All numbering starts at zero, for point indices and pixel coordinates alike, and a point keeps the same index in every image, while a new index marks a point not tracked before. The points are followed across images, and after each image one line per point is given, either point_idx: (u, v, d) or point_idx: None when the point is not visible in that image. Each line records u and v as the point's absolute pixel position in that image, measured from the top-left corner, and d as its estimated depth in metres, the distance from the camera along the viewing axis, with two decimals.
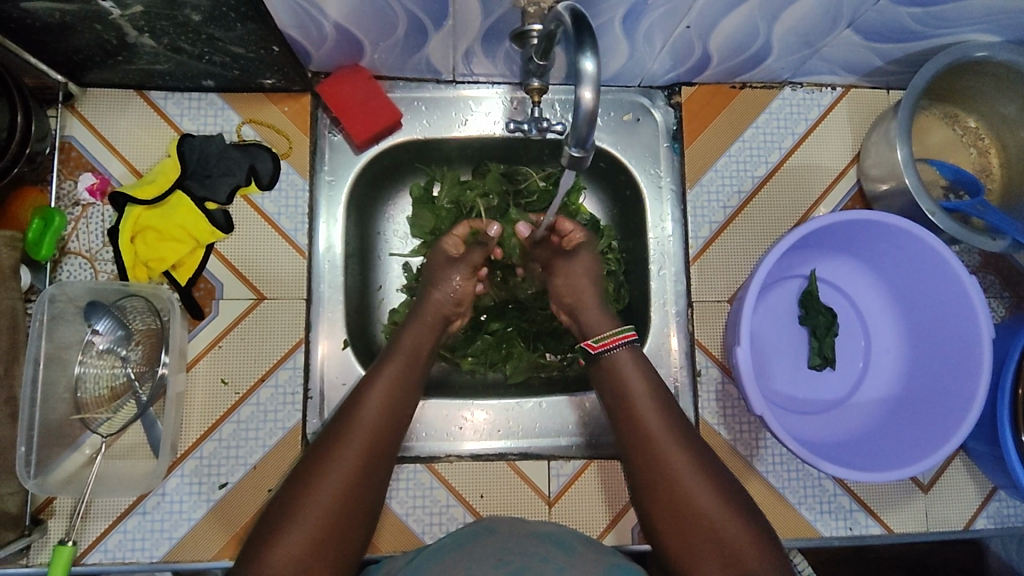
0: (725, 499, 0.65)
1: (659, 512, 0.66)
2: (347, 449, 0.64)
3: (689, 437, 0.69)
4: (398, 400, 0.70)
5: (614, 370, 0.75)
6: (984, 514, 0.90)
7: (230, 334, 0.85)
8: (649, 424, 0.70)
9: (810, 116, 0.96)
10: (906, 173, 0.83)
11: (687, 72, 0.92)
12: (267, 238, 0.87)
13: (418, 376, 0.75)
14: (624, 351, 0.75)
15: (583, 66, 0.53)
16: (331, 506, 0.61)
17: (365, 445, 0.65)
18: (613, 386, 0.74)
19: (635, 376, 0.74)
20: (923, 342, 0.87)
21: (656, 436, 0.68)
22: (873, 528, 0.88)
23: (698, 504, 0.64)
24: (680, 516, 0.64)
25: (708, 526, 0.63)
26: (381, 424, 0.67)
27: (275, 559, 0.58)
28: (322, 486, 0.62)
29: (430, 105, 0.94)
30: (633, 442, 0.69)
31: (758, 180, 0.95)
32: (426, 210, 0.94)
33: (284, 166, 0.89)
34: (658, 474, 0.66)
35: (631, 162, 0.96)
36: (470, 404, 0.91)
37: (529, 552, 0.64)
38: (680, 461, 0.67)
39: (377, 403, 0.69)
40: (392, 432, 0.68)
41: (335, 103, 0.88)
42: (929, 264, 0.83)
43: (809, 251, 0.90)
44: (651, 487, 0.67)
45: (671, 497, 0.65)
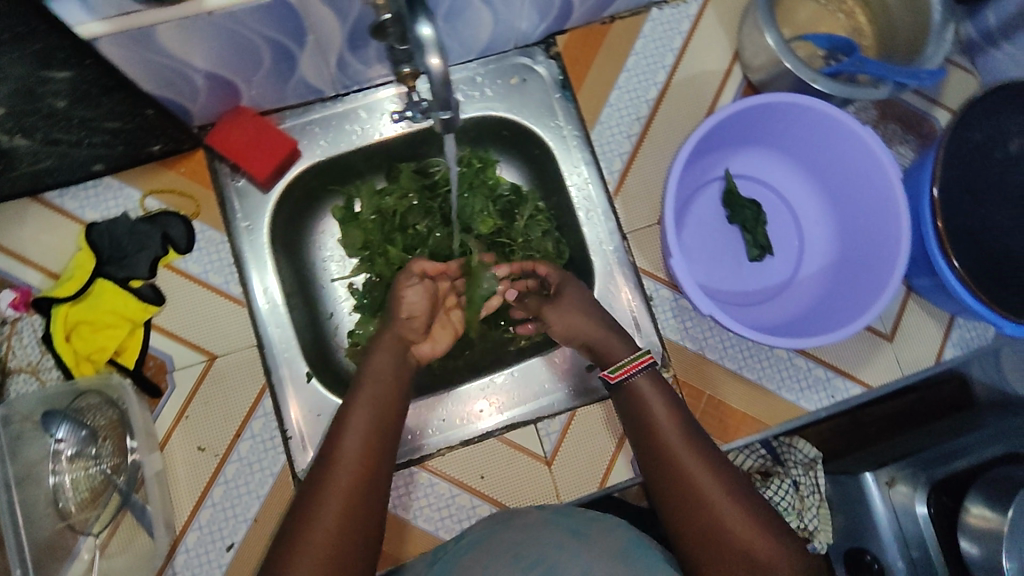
0: (753, 510, 0.65)
1: (688, 532, 0.65)
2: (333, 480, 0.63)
3: (712, 456, 0.69)
4: (383, 424, 0.69)
5: (635, 399, 0.74)
6: (950, 343, 0.94)
7: (193, 403, 0.84)
8: (675, 451, 0.69)
9: (683, 29, 0.99)
10: (784, 57, 0.86)
11: (555, 21, 0.94)
12: (200, 300, 0.87)
13: (399, 395, 0.74)
14: (646, 374, 0.75)
15: (423, 33, 0.55)
16: (325, 539, 0.59)
17: (354, 473, 0.64)
18: (635, 411, 0.74)
19: (655, 401, 0.74)
20: (845, 203, 0.90)
21: (682, 460, 0.68)
22: (854, 388, 0.91)
23: (729, 519, 0.64)
24: (709, 532, 0.64)
25: (738, 539, 0.63)
26: (371, 444, 0.67)
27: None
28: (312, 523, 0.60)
29: (323, 125, 0.95)
30: (655, 463, 0.70)
31: (653, 103, 0.97)
32: (353, 227, 1.00)
33: (197, 226, 0.89)
34: (685, 500, 0.66)
35: (531, 121, 0.97)
36: (471, 393, 0.90)
37: (542, 542, 0.66)
38: (707, 482, 0.66)
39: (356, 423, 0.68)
40: (383, 457, 0.67)
41: (229, 150, 0.89)
42: (829, 130, 0.85)
43: (719, 154, 0.93)
44: (676, 509, 0.66)
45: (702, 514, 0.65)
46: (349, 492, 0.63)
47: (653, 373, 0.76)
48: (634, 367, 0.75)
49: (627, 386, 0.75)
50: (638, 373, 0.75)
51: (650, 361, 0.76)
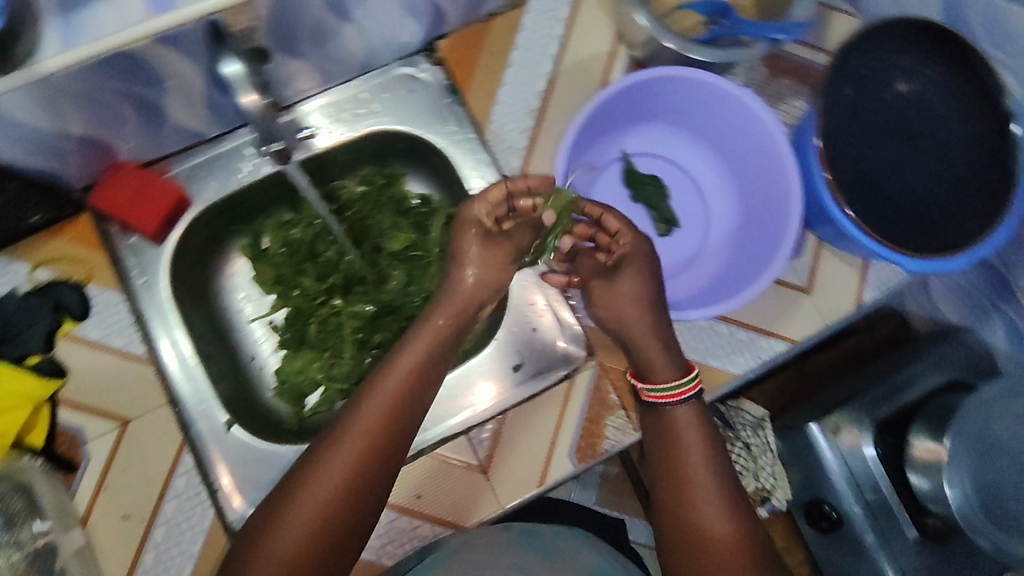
0: (723, 493, 0.80)
1: (673, 530, 0.80)
2: (346, 445, 0.75)
3: (711, 446, 0.83)
4: (403, 408, 0.78)
5: (671, 428, 0.83)
6: (868, 286, 0.93)
7: (111, 471, 0.81)
8: (688, 472, 0.81)
9: (563, 15, 0.97)
10: (664, 36, 0.87)
11: (429, 27, 0.92)
12: (104, 365, 0.84)
13: (420, 392, 0.80)
14: (692, 404, 0.84)
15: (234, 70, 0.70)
16: (328, 495, 0.73)
17: (365, 442, 0.75)
18: (669, 443, 0.83)
19: (690, 428, 0.83)
20: (740, 167, 0.91)
21: (694, 483, 0.81)
22: (779, 346, 0.90)
23: (696, 491, 0.80)
24: (675, 499, 0.81)
25: (697, 506, 0.79)
26: (384, 421, 0.76)
27: (281, 543, 0.71)
28: (321, 480, 0.73)
29: (212, 166, 0.92)
30: (662, 445, 0.83)
31: (543, 94, 0.96)
32: (262, 264, 0.99)
33: (92, 290, 0.86)
34: (683, 515, 0.80)
35: (423, 130, 0.96)
36: (474, 380, 0.90)
37: None
38: (707, 507, 0.79)
39: (378, 406, 0.77)
40: (393, 438, 0.76)
41: (113, 207, 0.86)
42: (712, 96, 0.86)
43: (613, 134, 0.93)
44: (664, 476, 0.82)
45: (676, 481, 0.81)
46: (355, 458, 0.74)
47: (697, 404, 0.85)
48: (670, 400, 0.83)
49: (666, 412, 0.84)
50: (682, 405, 0.83)
51: (694, 396, 0.84)
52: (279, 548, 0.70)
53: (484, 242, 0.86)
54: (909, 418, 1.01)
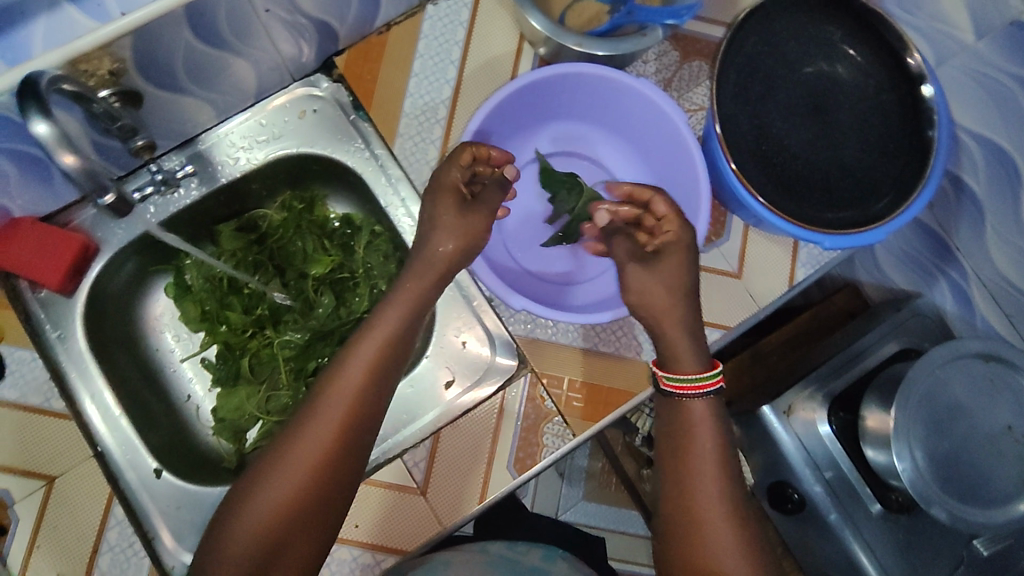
0: (739, 525, 0.70)
1: (672, 520, 0.72)
2: (322, 414, 0.72)
3: (728, 474, 0.72)
4: (382, 370, 0.75)
5: (683, 416, 0.75)
6: (801, 263, 0.89)
7: (41, 530, 0.80)
8: (697, 458, 0.73)
9: (463, 19, 0.95)
10: (563, 40, 0.83)
11: (322, 45, 0.90)
12: (24, 425, 0.83)
13: (402, 350, 0.78)
14: (706, 398, 0.75)
15: (40, 131, 0.59)
16: (305, 465, 0.70)
17: (343, 407, 0.73)
18: (681, 423, 0.75)
19: (706, 420, 0.74)
20: (652, 155, 0.90)
21: (699, 470, 0.72)
22: (714, 334, 0.86)
23: (709, 526, 0.69)
24: (685, 531, 0.70)
25: (707, 543, 0.69)
26: (364, 383, 0.74)
27: (253, 520, 0.69)
28: (295, 451, 0.71)
29: (116, 209, 0.90)
30: (672, 466, 0.74)
31: (449, 102, 0.93)
32: (187, 302, 0.97)
33: (6, 349, 0.85)
34: (683, 506, 0.71)
35: (331, 150, 0.94)
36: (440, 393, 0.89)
37: None
38: (710, 499, 0.71)
39: (354, 371, 0.74)
40: (372, 403, 0.74)
41: (16, 264, 0.85)
42: (609, 90, 0.85)
43: (524, 137, 0.92)
44: (672, 505, 0.72)
45: (684, 512, 0.71)
46: (337, 426, 0.72)
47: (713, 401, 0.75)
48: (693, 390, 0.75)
49: (679, 402, 0.76)
50: (698, 397, 0.75)
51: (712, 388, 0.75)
52: (252, 521, 0.69)
53: (460, 204, 0.81)
54: (863, 389, 0.94)
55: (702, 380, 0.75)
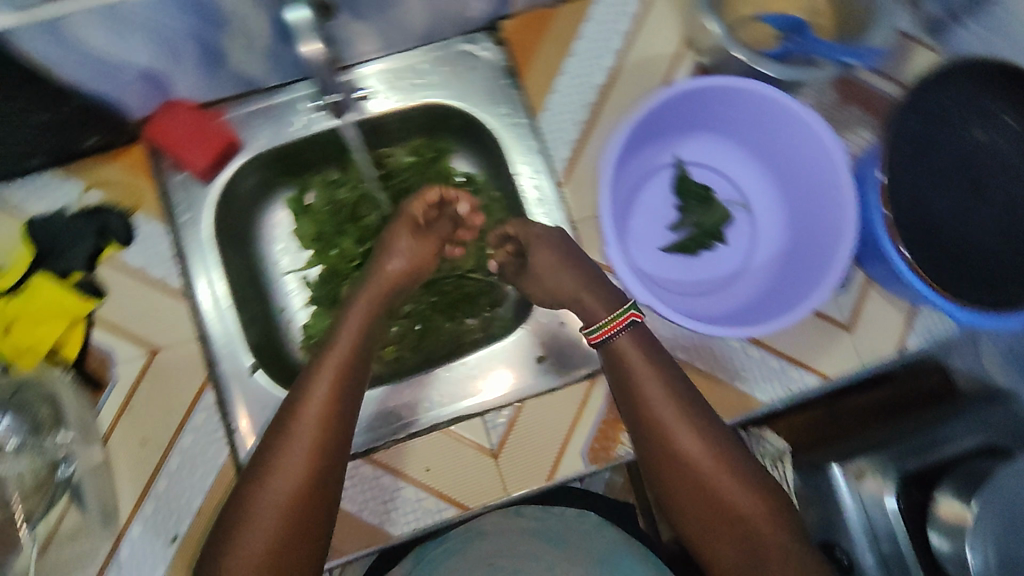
0: (733, 465, 0.71)
1: (671, 482, 0.72)
2: (292, 445, 0.68)
3: (701, 420, 0.73)
4: (341, 394, 0.72)
5: (618, 359, 0.76)
6: (913, 333, 0.93)
7: (135, 395, 0.84)
8: (660, 413, 0.73)
9: (632, 11, 0.95)
10: (732, 46, 0.85)
11: (496, 6, 0.92)
12: (142, 294, 0.87)
13: (354, 376, 0.75)
14: (625, 334, 0.77)
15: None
16: (288, 495, 0.66)
17: (314, 431, 0.69)
18: (623, 378, 0.75)
19: (646, 370, 0.75)
20: (796, 187, 0.88)
21: (668, 425, 0.72)
22: (810, 379, 0.90)
23: (706, 472, 0.70)
24: (690, 488, 0.71)
25: (717, 493, 0.70)
26: (326, 408, 0.71)
27: (247, 551, 0.64)
28: (276, 481, 0.67)
29: (263, 115, 0.93)
30: (642, 426, 0.74)
31: (602, 88, 0.94)
32: (305, 219, 1.01)
33: (139, 219, 0.89)
34: (670, 460, 0.71)
35: (475, 107, 0.95)
36: (496, 359, 0.90)
37: (519, 551, 0.79)
38: (690, 444, 0.71)
39: (319, 396, 0.71)
40: (338, 426, 0.71)
41: (165, 142, 0.87)
42: (773, 112, 0.83)
43: (669, 140, 0.90)
44: (663, 465, 0.72)
45: (679, 470, 0.71)
46: (309, 449, 0.68)
47: (635, 332, 0.77)
48: (616, 327, 0.77)
49: (610, 345, 0.77)
50: (620, 333, 0.77)
51: (631, 321, 0.78)
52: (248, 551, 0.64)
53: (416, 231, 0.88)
54: (941, 474, 0.85)
55: (615, 321, 0.78)
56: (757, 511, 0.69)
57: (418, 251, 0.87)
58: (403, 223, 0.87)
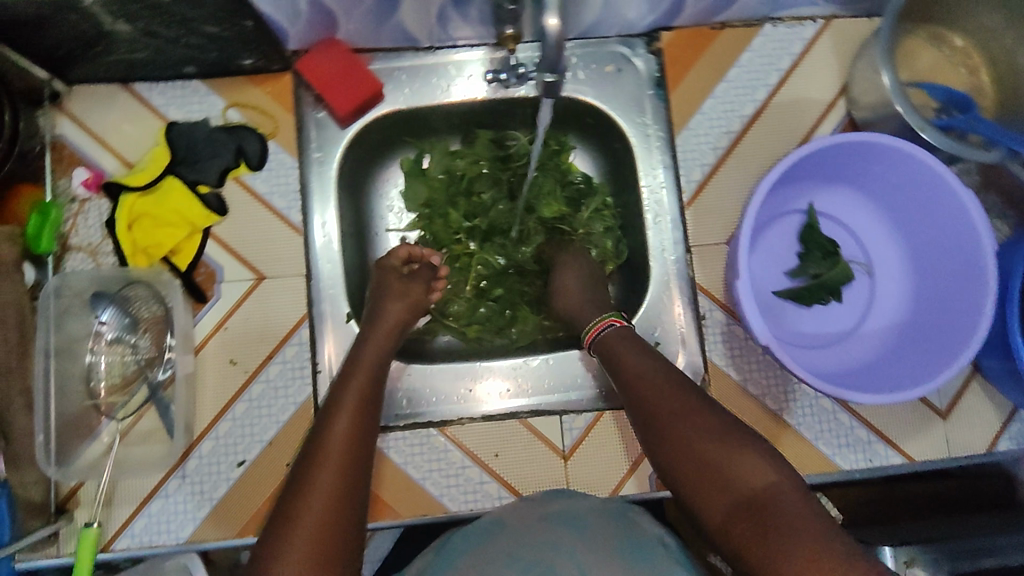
0: (734, 439, 0.63)
1: (666, 458, 0.66)
2: (321, 474, 0.62)
3: (700, 402, 0.67)
4: (364, 424, 0.68)
5: (608, 352, 0.79)
6: (1005, 436, 0.93)
7: (234, 315, 0.85)
8: (645, 389, 0.71)
9: (794, 51, 0.94)
10: (897, 101, 0.83)
11: (664, 16, 0.91)
12: (261, 219, 0.87)
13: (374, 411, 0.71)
14: (613, 329, 0.82)
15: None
16: (318, 527, 0.58)
17: (340, 456, 0.63)
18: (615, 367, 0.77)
19: (629, 350, 0.77)
20: (928, 263, 0.87)
21: (654, 398, 0.69)
22: (895, 458, 0.91)
23: (708, 447, 0.63)
24: (694, 469, 0.63)
25: (723, 470, 0.62)
26: (352, 434, 0.66)
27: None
28: (305, 504, 0.59)
29: (411, 74, 0.94)
30: (645, 419, 0.69)
31: (747, 119, 0.93)
32: (419, 182, 0.99)
33: (272, 146, 0.89)
34: (660, 430, 0.67)
35: (617, 113, 0.94)
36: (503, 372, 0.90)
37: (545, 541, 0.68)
38: (675, 409, 0.67)
39: (341, 427, 0.67)
40: (362, 452, 0.65)
41: (316, 79, 0.88)
42: (925, 185, 0.82)
43: (807, 186, 0.90)
44: (665, 451, 0.66)
45: (681, 451, 0.64)
46: (335, 475, 0.62)
47: (623, 330, 0.81)
48: (601, 324, 0.82)
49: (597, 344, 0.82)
50: (606, 330, 0.82)
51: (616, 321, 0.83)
52: None
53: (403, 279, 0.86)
54: None
55: (599, 323, 0.83)
56: (772, 484, 0.60)
57: (416, 301, 0.85)
58: (390, 273, 0.86)
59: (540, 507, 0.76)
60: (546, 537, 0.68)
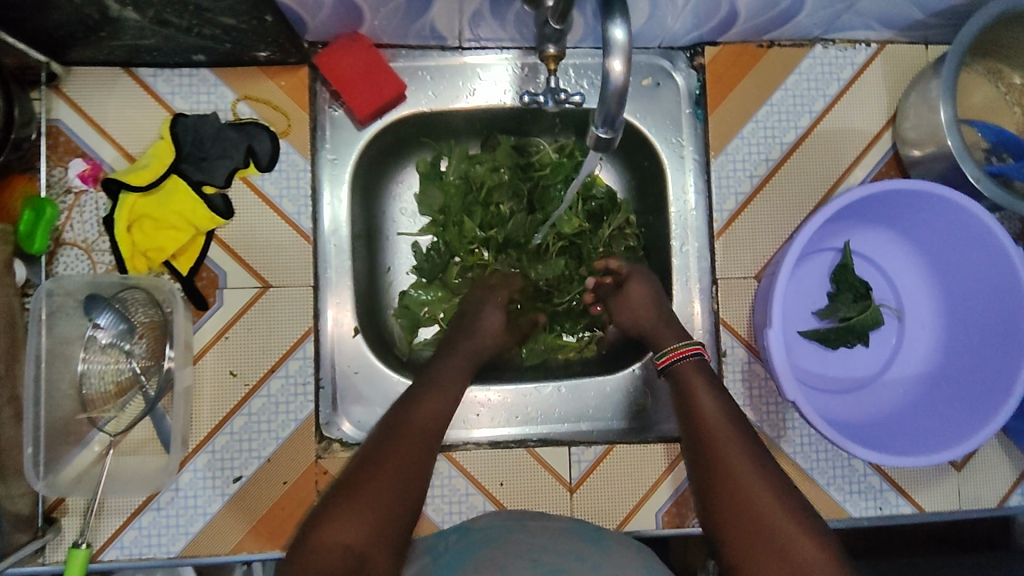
0: (802, 521, 0.64)
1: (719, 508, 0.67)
2: (402, 448, 0.67)
3: (770, 475, 0.67)
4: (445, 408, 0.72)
5: (682, 379, 0.75)
6: (1018, 491, 0.88)
7: (236, 324, 0.81)
8: (715, 432, 0.70)
9: (843, 76, 0.89)
10: (950, 135, 0.77)
11: (711, 31, 0.85)
12: (268, 223, 0.82)
13: (458, 390, 0.75)
14: (688, 360, 0.76)
15: (614, 35, 0.53)
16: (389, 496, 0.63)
17: (416, 442, 0.68)
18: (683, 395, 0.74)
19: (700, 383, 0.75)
20: (962, 314, 0.83)
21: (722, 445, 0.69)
22: (904, 507, 0.87)
23: (774, 521, 0.64)
24: (756, 541, 0.64)
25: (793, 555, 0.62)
26: (429, 420, 0.70)
27: (340, 534, 0.60)
28: (380, 471, 0.64)
29: (436, 74, 0.88)
30: (708, 479, 0.68)
31: (787, 147, 0.88)
32: (434, 187, 0.92)
33: (283, 145, 0.83)
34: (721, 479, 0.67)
35: (651, 131, 0.90)
36: (489, 388, 0.89)
37: (560, 551, 0.66)
38: (740, 464, 0.68)
39: (427, 410, 0.71)
40: (434, 437, 0.70)
41: (335, 77, 0.82)
42: (971, 236, 0.78)
43: (843, 223, 0.86)
44: (730, 523, 0.65)
45: (749, 528, 0.64)
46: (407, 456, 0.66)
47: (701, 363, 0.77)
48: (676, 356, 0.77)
49: (671, 373, 0.77)
50: (683, 360, 0.76)
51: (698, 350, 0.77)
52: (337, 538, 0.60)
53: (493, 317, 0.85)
54: None
55: (679, 348, 0.77)
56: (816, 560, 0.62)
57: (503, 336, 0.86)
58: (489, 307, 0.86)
59: (555, 522, 0.74)
60: (566, 548, 0.67)
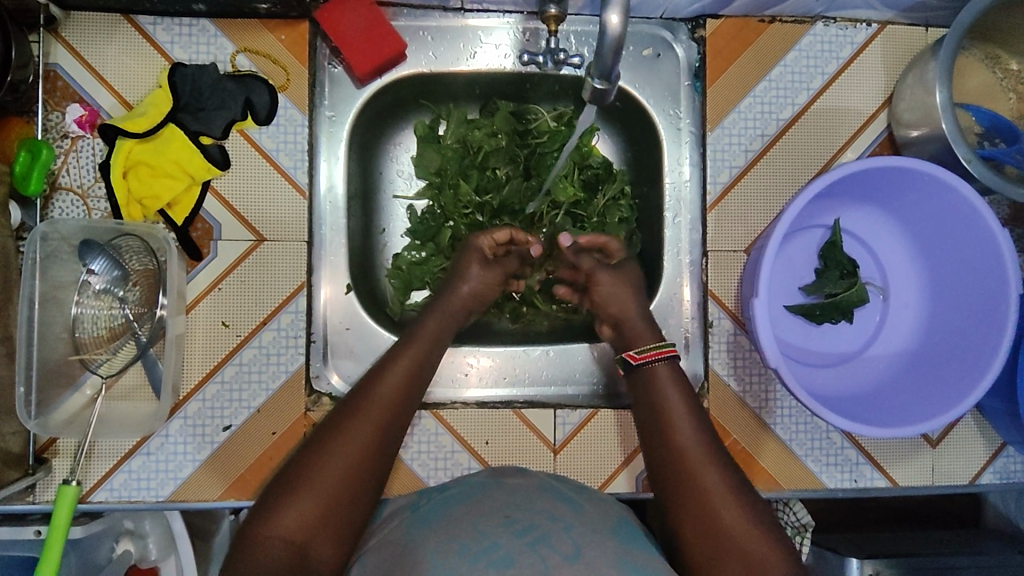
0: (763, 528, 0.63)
1: (681, 516, 0.64)
2: (358, 425, 0.65)
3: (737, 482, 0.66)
4: (414, 381, 0.70)
5: (651, 382, 0.75)
6: (990, 469, 0.90)
7: (229, 276, 0.82)
8: (681, 442, 0.68)
9: (842, 55, 0.89)
10: (944, 118, 0.78)
11: (714, 3, 0.85)
12: (265, 176, 0.82)
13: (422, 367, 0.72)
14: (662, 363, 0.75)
15: None
16: (335, 481, 0.61)
17: (376, 422, 0.66)
18: (650, 398, 0.74)
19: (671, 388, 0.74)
20: (945, 293, 0.85)
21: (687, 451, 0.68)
22: (879, 481, 0.89)
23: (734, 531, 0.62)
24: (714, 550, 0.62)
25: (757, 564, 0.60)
26: (396, 398, 0.68)
27: (279, 528, 0.58)
28: (334, 454, 0.62)
29: (436, 35, 0.88)
30: (675, 480, 0.66)
31: (783, 123, 0.89)
32: (432, 150, 0.91)
33: (282, 100, 0.83)
34: (686, 482, 0.65)
35: (650, 102, 0.90)
36: (473, 350, 0.91)
37: (533, 509, 0.65)
38: (707, 472, 0.66)
39: (392, 383, 0.69)
40: (402, 413, 0.68)
41: (336, 34, 0.82)
42: (959, 217, 0.79)
43: (834, 201, 0.87)
44: (691, 526, 0.63)
45: (707, 535, 0.62)
46: (368, 439, 0.64)
47: (675, 365, 0.76)
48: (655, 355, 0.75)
49: (646, 370, 0.76)
50: (658, 360, 0.76)
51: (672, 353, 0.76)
52: (284, 529, 0.58)
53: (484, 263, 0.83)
54: None
55: (658, 348, 0.76)
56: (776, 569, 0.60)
57: (493, 282, 0.84)
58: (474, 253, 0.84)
59: (532, 478, 0.74)
60: (541, 508, 0.65)
